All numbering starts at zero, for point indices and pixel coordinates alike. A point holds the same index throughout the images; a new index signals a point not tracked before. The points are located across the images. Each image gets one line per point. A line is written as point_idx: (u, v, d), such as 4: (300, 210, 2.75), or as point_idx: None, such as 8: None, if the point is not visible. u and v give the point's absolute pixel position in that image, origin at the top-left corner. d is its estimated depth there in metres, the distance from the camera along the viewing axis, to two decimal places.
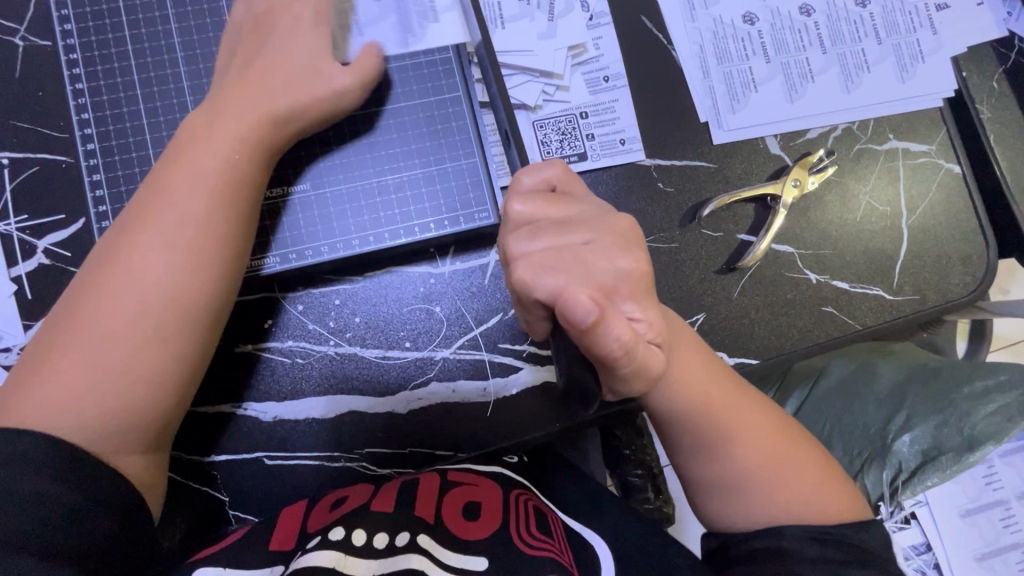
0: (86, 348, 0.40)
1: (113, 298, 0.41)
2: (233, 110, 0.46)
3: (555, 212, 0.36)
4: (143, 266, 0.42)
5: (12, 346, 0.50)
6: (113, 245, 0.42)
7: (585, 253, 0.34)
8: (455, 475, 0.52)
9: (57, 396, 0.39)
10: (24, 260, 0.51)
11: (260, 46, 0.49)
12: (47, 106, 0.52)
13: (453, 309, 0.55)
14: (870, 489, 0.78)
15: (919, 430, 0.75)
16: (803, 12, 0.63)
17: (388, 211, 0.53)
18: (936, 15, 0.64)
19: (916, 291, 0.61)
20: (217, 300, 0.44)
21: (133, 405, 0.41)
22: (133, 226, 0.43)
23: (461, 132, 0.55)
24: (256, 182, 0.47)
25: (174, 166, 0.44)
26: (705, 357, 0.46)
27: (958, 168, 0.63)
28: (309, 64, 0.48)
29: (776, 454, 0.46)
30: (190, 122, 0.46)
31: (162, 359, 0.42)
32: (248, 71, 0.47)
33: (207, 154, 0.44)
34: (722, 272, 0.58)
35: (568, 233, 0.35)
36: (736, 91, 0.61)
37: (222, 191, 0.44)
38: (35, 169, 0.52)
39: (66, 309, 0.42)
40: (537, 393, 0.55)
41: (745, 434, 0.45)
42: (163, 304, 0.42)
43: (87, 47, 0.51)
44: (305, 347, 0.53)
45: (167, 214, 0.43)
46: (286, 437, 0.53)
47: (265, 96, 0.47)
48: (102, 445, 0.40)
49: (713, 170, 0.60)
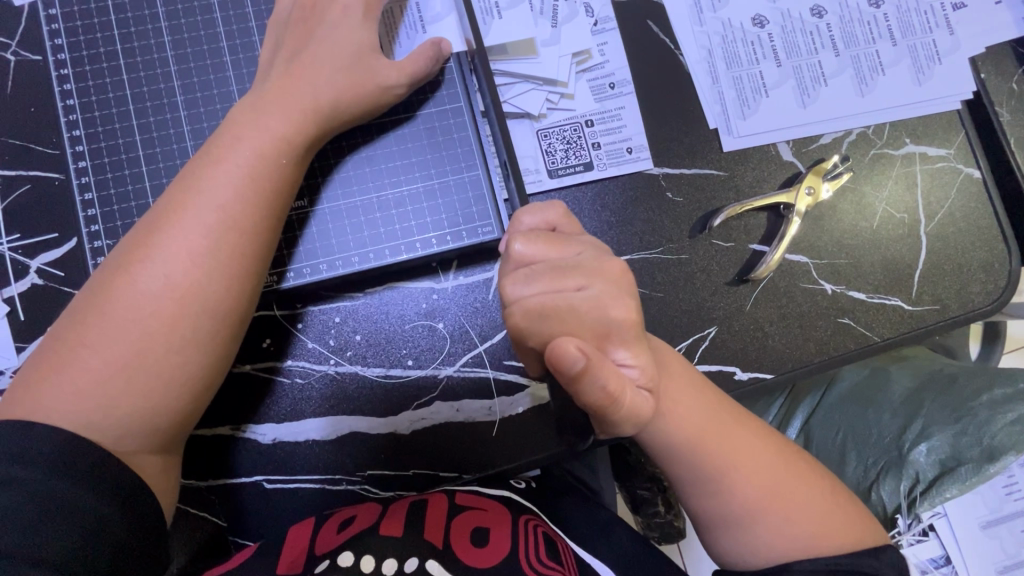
0: (111, 343, 0.41)
1: (137, 295, 0.41)
2: (267, 112, 0.45)
3: (553, 253, 0.35)
4: (168, 266, 0.42)
5: (6, 370, 0.49)
6: (144, 239, 0.42)
7: (579, 302, 0.33)
8: (462, 499, 0.51)
9: (83, 389, 0.40)
10: (16, 280, 0.50)
11: (303, 45, 0.48)
12: (39, 123, 0.51)
13: (456, 325, 0.54)
14: (887, 501, 0.75)
15: (936, 439, 0.73)
16: (815, 14, 0.61)
17: (389, 226, 0.52)
18: (952, 15, 0.62)
19: (937, 301, 0.59)
20: (238, 307, 0.44)
21: (154, 407, 0.41)
22: (164, 222, 0.43)
23: (462, 143, 0.53)
24: (288, 185, 0.46)
25: (208, 162, 0.44)
26: (696, 386, 0.45)
27: (978, 172, 0.61)
28: (343, 65, 0.48)
29: (778, 487, 0.43)
30: (229, 118, 0.46)
31: (183, 363, 0.42)
32: (293, 70, 0.47)
33: (241, 155, 0.44)
34: (734, 284, 0.57)
35: (564, 279, 0.33)
36: (747, 97, 0.59)
37: (250, 196, 0.44)
38: (28, 188, 0.50)
39: (94, 299, 0.42)
40: (544, 412, 0.53)
41: (745, 466, 0.43)
42: (185, 308, 0.42)
43: (78, 62, 0.50)
44: (305, 367, 0.52)
45: (197, 214, 0.43)
46: (286, 460, 0.51)
47: (301, 100, 0.46)
48: (122, 447, 0.40)
49: (724, 178, 0.58)
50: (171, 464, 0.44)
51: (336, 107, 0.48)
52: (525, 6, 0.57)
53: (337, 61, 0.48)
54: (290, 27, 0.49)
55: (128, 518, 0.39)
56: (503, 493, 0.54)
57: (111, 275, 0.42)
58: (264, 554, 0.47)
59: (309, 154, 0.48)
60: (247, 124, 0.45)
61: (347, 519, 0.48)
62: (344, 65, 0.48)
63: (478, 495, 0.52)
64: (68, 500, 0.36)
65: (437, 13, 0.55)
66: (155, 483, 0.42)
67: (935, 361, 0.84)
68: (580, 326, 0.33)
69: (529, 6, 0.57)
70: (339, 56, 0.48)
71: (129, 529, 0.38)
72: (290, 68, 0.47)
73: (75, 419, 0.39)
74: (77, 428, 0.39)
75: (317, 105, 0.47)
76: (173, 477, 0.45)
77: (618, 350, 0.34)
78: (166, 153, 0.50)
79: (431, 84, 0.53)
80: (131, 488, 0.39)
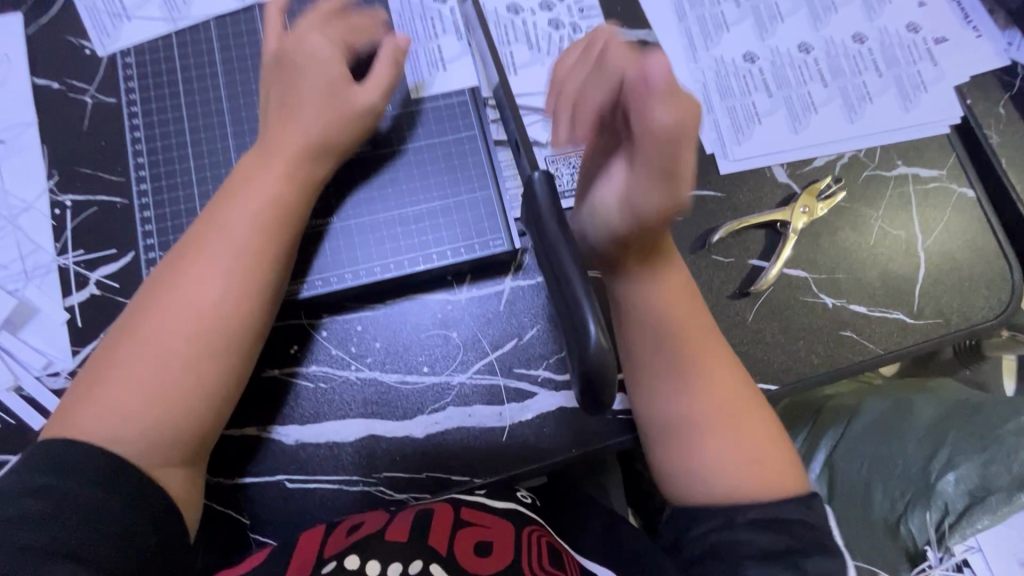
0: (141, 363, 0.45)
1: (163, 322, 0.46)
2: (277, 154, 0.51)
3: (614, 44, 0.47)
4: (194, 293, 0.47)
5: (60, 370, 0.54)
6: (173, 270, 0.48)
7: (636, 62, 0.44)
8: (468, 513, 0.52)
9: (116, 407, 0.44)
10: (78, 290, 0.55)
11: (286, 88, 0.53)
12: (106, 153, 0.58)
13: (470, 334, 0.57)
14: (916, 535, 0.72)
15: (964, 468, 0.70)
16: (803, 50, 0.65)
17: (409, 240, 0.57)
18: (935, 48, 0.66)
19: (940, 315, 0.60)
20: (253, 328, 0.48)
21: (178, 420, 0.45)
22: (190, 254, 0.48)
23: (476, 166, 0.59)
24: (297, 215, 0.51)
25: (227, 201, 0.50)
26: (688, 301, 0.52)
27: (972, 192, 0.63)
28: (324, 99, 0.52)
29: (732, 414, 0.50)
30: (242, 164, 0.52)
31: (204, 378, 0.46)
32: (286, 109, 0.52)
33: (253, 194, 0.50)
34: (734, 297, 0.59)
35: (631, 53, 0.45)
36: (741, 124, 0.63)
37: (260, 228, 0.49)
38: (94, 209, 0.57)
39: (128, 326, 0.47)
40: (553, 417, 0.56)
41: (702, 389, 0.50)
42: (208, 328, 0.46)
43: (146, 102, 0.58)
44: (328, 372, 0.55)
45: (218, 247, 0.48)
46: (306, 461, 0.54)
47: (300, 141, 0.52)
48: (151, 459, 0.44)
49: (722, 199, 0.61)
50: (197, 474, 0.48)
51: (331, 145, 0.53)
52: (534, 49, 0.63)
53: (329, 104, 0.52)
54: (275, 75, 0.53)
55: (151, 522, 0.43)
56: (507, 506, 0.55)
57: (142, 306, 0.47)
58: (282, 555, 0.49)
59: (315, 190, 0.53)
60: (261, 167, 0.51)
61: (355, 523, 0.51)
62: (335, 107, 0.53)
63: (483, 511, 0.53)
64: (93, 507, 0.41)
65: (456, 54, 0.61)
66: (180, 493, 0.46)
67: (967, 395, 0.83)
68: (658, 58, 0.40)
69: (537, 48, 0.63)
70: (327, 97, 0.52)
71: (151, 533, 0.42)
72: (281, 109, 0.52)
73: (107, 435, 0.43)
74: (107, 443, 0.43)
75: (311, 142, 0.52)
76: (198, 485, 0.48)
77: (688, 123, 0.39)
78: (216, 177, 0.57)
79: (449, 116, 0.59)
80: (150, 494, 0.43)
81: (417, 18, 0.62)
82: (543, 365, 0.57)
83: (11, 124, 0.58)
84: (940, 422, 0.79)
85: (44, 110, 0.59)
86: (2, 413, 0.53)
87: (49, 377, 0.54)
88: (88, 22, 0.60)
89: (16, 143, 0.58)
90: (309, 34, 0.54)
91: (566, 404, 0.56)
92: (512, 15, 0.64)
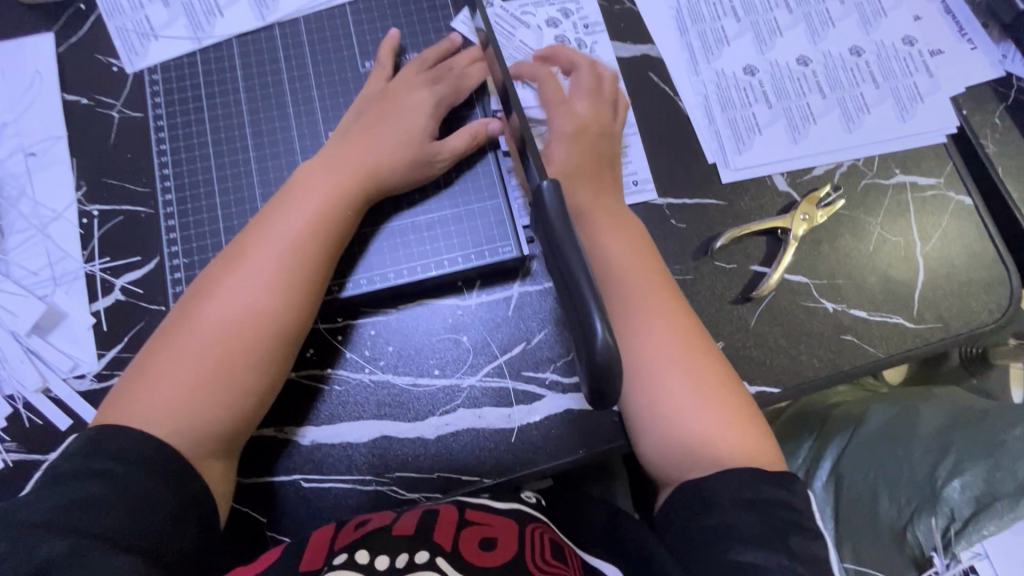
0: (192, 358, 0.47)
1: (214, 321, 0.48)
2: (336, 168, 0.54)
3: (587, 62, 0.64)
4: (249, 295, 0.49)
5: (86, 373, 0.56)
6: (228, 268, 0.50)
7: (580, 80, 0.63)
8: (472, 513, 0.53)
9: (166, 398, 0.46)
10: (103, 296, 0.58)
11: (373, 118, 0.57)
12: (133, 165, 0.61)
13: (480, 338, 0.59)
14: (923, 541, 0.72)
15: (969, 474, 0.71)
16: (801, 63, 0.68)
17: (421, 247, 0.59)
18: (931, 60, 0.68)
19: (939, 320, 0.61)
20: (292, 336, 0.50)
21: (222, 419, 0.47)
22: (245, 255, 0.50)
23: (485, 176, 0.61)
24: (349, 230, 0.53)
25: (282, 205, 0.52)
26: (632, 238, 0.57)
27: (969, 200, 0.65)
28: (400, 136, 0.57)
29: (678, 351, 0.54)
30: (300, 170, 0.54)
31: (250, 378, 0.48)
32: (359, 133, 0.56)
33: (306, 205, 0.52)
34: (736, 303, 0.61)
35: (592, 74, 0.63)
36: (741, 135, 0.65)
37: (314, 238, 0.51)
38: (120, 218, 0.60)
39: (183, 319, 0.49)
40: (560, 419, 0.57)
41: (648, 321, 0.54)
42: (259, 331, 0.49)
43: (171, 116, 0.61)
44: (341, 374, 0.57)
45: (271, 252, 0.50)
46: (320, 461, 0.56)
47: (361, 160, 0.55)
48: (194, 453, 0.46)
49: (723, 207, 0.63)
50: (229, 470, 0.50)
51: (394, 173, 0.56)
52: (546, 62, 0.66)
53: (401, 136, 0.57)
54: (369, 108, 0.58)
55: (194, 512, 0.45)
56: (512, 506, 0.55)
57: (192, 302, 0.49)
58: (296, 552, 0.50)
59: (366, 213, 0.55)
60: (318, 177, 0.54)
61: (364, 520, 0.52)
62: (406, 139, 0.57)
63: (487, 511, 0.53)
64: (146, 493, 0.42)
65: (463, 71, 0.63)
66: (214, 485, 0.48)
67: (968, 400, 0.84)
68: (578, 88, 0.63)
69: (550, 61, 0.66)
70: (403, 131, 0.57)
71: (193, 523, 0.44)
72: (357, 134, 0.56)
73: (150, 423, 0.45)
74: (155, 432, 0.45)
75: (373, 165, 0.55)
76: (229, 478, 0.50)
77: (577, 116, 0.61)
78: (237, 188, 0.59)
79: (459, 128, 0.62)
80: (189, 487, 0.45)
81: (429, 35, 0.64)
82: (551, 368, 0.59)
83: (43, 137, 0.61)
84: (946, 428, 0.79)
85: (74, 124, 0.62)
86: (30, 414, 0.55)
87: (76, 380, 0.56)
88: (117, 41, 0.63)
89: (47, 155, 0.61)
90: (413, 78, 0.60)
91: (573, 406, 0.57)
92: (519, 31, 0.66)
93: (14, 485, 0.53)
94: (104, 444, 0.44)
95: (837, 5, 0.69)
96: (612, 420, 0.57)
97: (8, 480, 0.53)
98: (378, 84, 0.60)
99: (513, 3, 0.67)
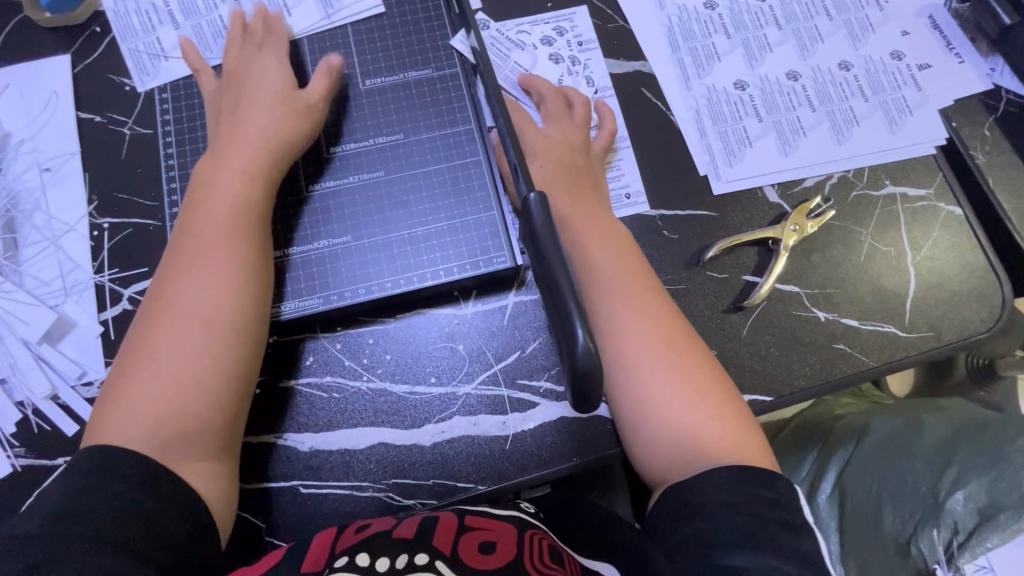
0: (152, 365, 0.49)
1: (162, 326, 0.50)
2: (232, 155, 0.56)
3: (556, 92, 0.66)
4: (185, 292, 0.51)
5: (93, 380, 0.58)
6: (164, 278, 0.52)
7: (551, 110, 0.65)
8: (471, 519, 0.54)
9: (135, 409, 0.48)
10: (112, 305, 0.60)
11: (237, 100, 0.60)
12: (142, 179, 0.63)
13: (475, 347, 0.60)
14: (926, 554, 0.71)
15: (973, 486, 0.69)
16: (791, 78, 0.69)
17: (417, 257, 0.60)
18: (919, 74, 0.69)
19: (931, 329, 0.62)
20: (246, 318, 0.52)
21: (193, 413, 0.49)
22: (177, 261, 0.53)
23: (481, 189, 0.62)
24: (260, 206, 0.56)
25: (196, 208, 0.55)
26: (617, 245, 0.59)
27: (959, 210, 0.65)
28: (278, 104, 0.59)
29: (664, 354, 0.55)
30: (197, 174, 0.57)
31: (209, 368, 0.50)
32: (239, 114, 0.59)
33: (218, 202, 0.54)
34: (728, 312, 0.61)
35: (563, 105, 0.66)
36: (732, 148, 0.66)
37: (226, 222, 0.54)
38: (129, 231, 0.62)
39: (136, 336, 0.51)
40: (554, 427, 0.58)
41: (635, 327, 0.55)
42: (206, 320, 0.50)
43: (179, 132, 0.63)
44: (341, 382, 0.59)
45: (197, 248, 0.53)
46: (319, 467, 0.57)
47: (252, 141, 0.57)
48: (172, 454, 0.47)
49: (715, 218, 0.64)
50: (228, 479, 0.51)
51: (285, 138, 0.58)
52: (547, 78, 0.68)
53: (276, 109, 0.59)
54: (225, 96, 0.60)
55: (188, 514, 0.46)
56: (509, 513, 0.57)
57: (145, 322, 0.51)
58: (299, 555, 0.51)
59: (274, 179, 0.57)
60: (215, 171, 0.56)
61: (364, 524, 0.53)
62: (281, 107, 0.59)
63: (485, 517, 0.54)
64: (131, 504, 0.44)
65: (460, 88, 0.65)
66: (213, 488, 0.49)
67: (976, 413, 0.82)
68: (553, 116, 0.65)
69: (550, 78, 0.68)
70: (272, 101, 0.59)
71: (187, 527, 0.46)
72: (235, 116, 0.59)
73: (138, 438, 0.47)
74: (131, 444, 0.47)
75: (264, 138, 0.57)
76: (231, 481, 0.51)
77: (555, 140, 0.63)
78: None
79: (455, 143, 0.64)
80: (181, 499, 0.46)
81: (427, 52, 0.67)
82: (545, 377, 0.60)
83: (57, 154, 0.64)
84: (948, 440, 0.78)
85: (87, 140, 0.64)
86: (40, 420, 0.57)
87: (83, 387, 0.58)
88: (130, 61, 0.66)
89: (62, 171, 0.64)
90: (245, 60, 0.62)
91: (567, 414, 0.58)
92: (514, 53, 0.69)
93: (23, 489, 0.55)
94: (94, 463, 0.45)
95: (826, 22, 0.71)
96: (606, 428, 0.58)
97: (18, 484, 0.55)
98: (209, 85, 0.62)
99: (510, 23, 0.69)
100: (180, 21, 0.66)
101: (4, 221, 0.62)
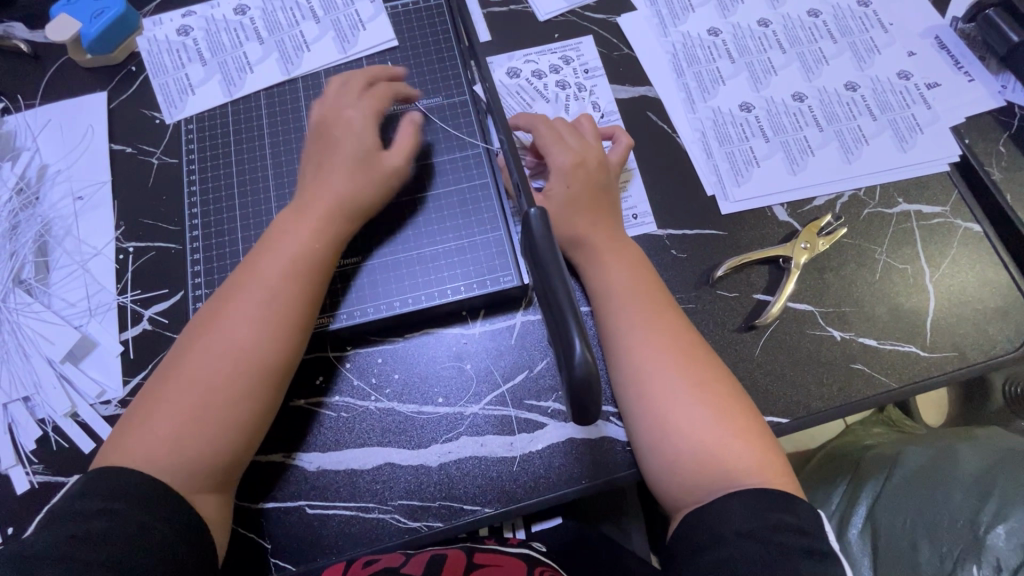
0: (182, 396, 0.50)
1: (202, 358, 0.51)
2: (304, 208, 0.57)
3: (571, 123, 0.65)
4: (235, 333, 0.51)
5: (111, 399, 0.59)
6: (216, 310, 0.53)
7: (566, 130, 0.64)
8: (481, 557, 0.53)
9: (158, 435, 0.48)
10: (132, 325, 0.62)
11: (324, 157, 0.59)
12: (166, 205, 0.66)
13: (483, 366, 0.60)
14: None
15: (1014, 520, 0.65)
16: (797, 99, 0.70)
17: (425, 278, 0.61)
18: (928, 93, 0.69)
19: (954, 348, 0.60)
20: (270, 385, 0.52)
21: (210, 451, 0.49)
22: (231, 297, 0.53)
23: (489, 210, 0.64)
24: (323, 265, 0.56)
25: (264, 250, 0.55)
26: (638, 269, 0.59)
27: (978, 227, 0.64)
28: (356, 170, 0.58)
29: (698, 385, 0.53)
30: (274, 219, 0.58)
31: (235, 410, 0.50)
32: (321, 170, 0.59)
33: (280, 262, 0.54)
34: (740, 331, 0.60)
35: (584, 132, 0.64)
36: (739, 167, 0.67)
37: (290, 274, 0.54)
38: (152, 254, 0.64)
39: (175, 360, 0.51)
40: (563, 448, 0.57)
41: (666, 356, 0.54)
42: (246, 364, 0.51)
43: (202, 161, 0.67)
44: (350, 402, 0.59)
45: (253, 289, 0.53)
46: (326, 487, 0.56)
47: (325, 199, 0.57)
48: (184, 487, 0.48)
49: (724, 237, 0.64)
50: (226, 503, 0.52)
51: (347, 202, 0.58)
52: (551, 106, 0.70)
53: (348, 167, 0.58)
54: (316, 144, 0.61)
55: (184, 544, 0.46)
56: (523, 552, 0.57)
57: (181, 354, 0.52)
58: None
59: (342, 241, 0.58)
60: (288, 220, 0.57)
61: (372, 560, 0.52)
62: (357, 172, 0.58)
63: (496, 555, 0.54)
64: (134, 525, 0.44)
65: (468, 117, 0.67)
66: (212, 518, 0.50)
67: (1017, 442, 0.78)
68: (573, 135, 0.63)
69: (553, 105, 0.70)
70: (353, 167, 0.58)
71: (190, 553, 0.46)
72: (318, 172, 0.59)
73: (151, 465, 0.47)
74: (146, 469, 0.47)
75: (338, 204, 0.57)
76: (227, 510, 0.52)
77: (574, 150, 0.62)
78: (258, 224, 0.64)
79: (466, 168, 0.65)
80: (185, 522, 0.47)
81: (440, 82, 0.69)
82: (554, 397, 0.59)
83: (90, 183, 0.68)
84: (988, 470, 0.73)
85: (118, 170, 0.68)
86: (58, 437, 0.58)
87: (101, 405, 0.59)
88: (160, 96, 0.70)
89: (92, 199, 0.67)
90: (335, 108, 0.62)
91: (576, 435, 0.57)
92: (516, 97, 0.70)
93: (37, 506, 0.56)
94: (102, 483, 0.46)
95: (830, 45, 0.72)
96: (618, 450, 0.57)
97: (33, 501, 0.56)
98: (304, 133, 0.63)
99: (517, 53, 0.72)
100: (208, 59, 0.71)
101: (36, 246, 0.66)
